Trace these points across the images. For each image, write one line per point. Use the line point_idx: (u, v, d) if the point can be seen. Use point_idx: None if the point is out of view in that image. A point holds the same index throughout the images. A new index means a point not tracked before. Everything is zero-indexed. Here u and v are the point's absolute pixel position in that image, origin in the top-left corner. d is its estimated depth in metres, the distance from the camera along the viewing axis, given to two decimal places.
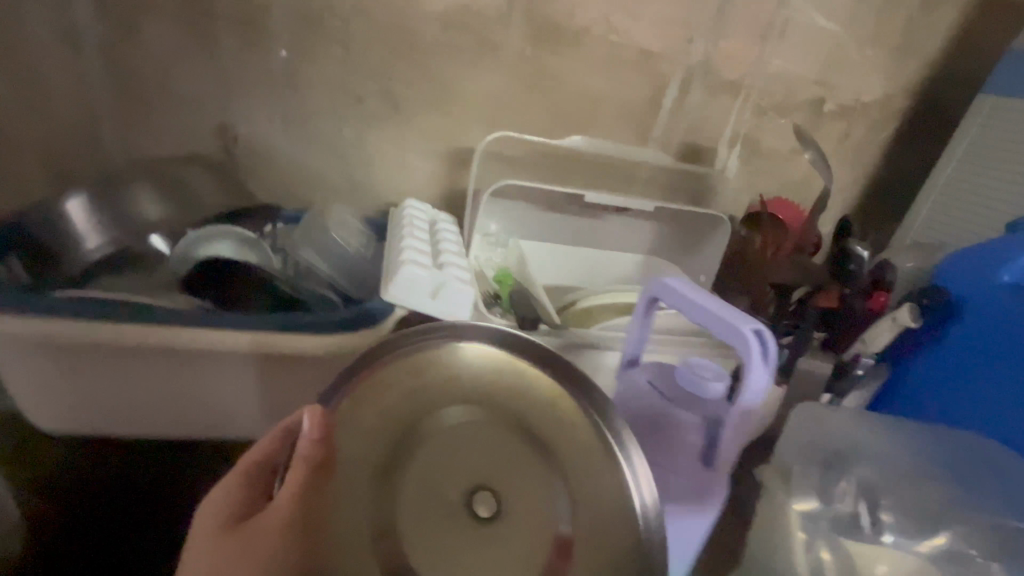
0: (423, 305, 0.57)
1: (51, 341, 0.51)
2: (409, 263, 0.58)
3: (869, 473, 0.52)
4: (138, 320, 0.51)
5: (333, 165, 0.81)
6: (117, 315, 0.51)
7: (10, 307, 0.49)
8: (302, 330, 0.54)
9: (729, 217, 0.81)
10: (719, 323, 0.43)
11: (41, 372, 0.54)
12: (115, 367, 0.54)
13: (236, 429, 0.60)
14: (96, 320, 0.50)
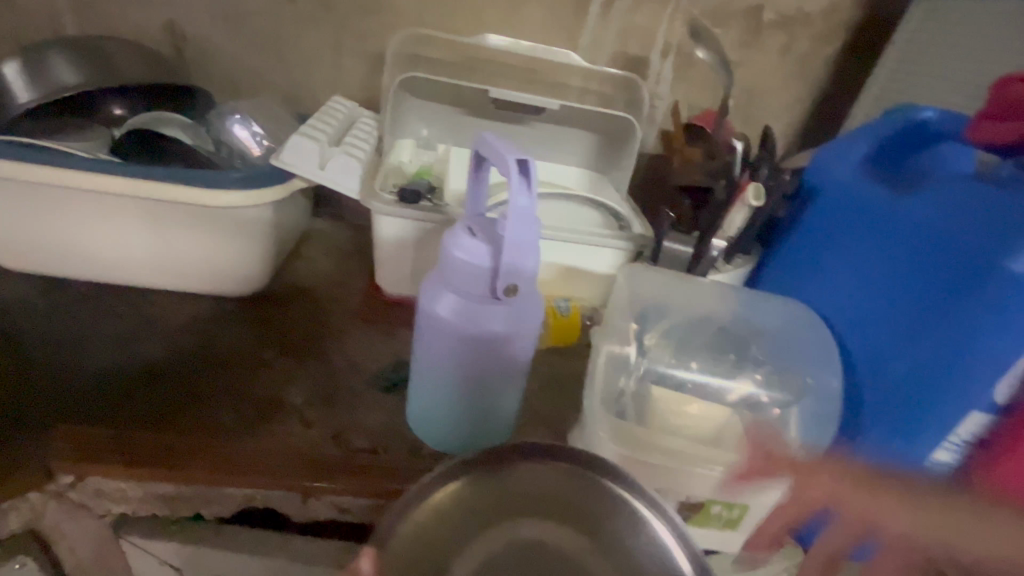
0: (311, 173, 0.65)
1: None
2: (303, 135, 0.67)
3: (682, 331, 0.57)
4: (47, 161, 0.59)
5: (273, 66, 0.87)
6: (29, 155, 0.59)
7: None
8: (189, 182, 0.62)
9: (634, 120, 0.83)
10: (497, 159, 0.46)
11: None
12: (36, 206, 0.63)
13: (153, 275, 0.69)
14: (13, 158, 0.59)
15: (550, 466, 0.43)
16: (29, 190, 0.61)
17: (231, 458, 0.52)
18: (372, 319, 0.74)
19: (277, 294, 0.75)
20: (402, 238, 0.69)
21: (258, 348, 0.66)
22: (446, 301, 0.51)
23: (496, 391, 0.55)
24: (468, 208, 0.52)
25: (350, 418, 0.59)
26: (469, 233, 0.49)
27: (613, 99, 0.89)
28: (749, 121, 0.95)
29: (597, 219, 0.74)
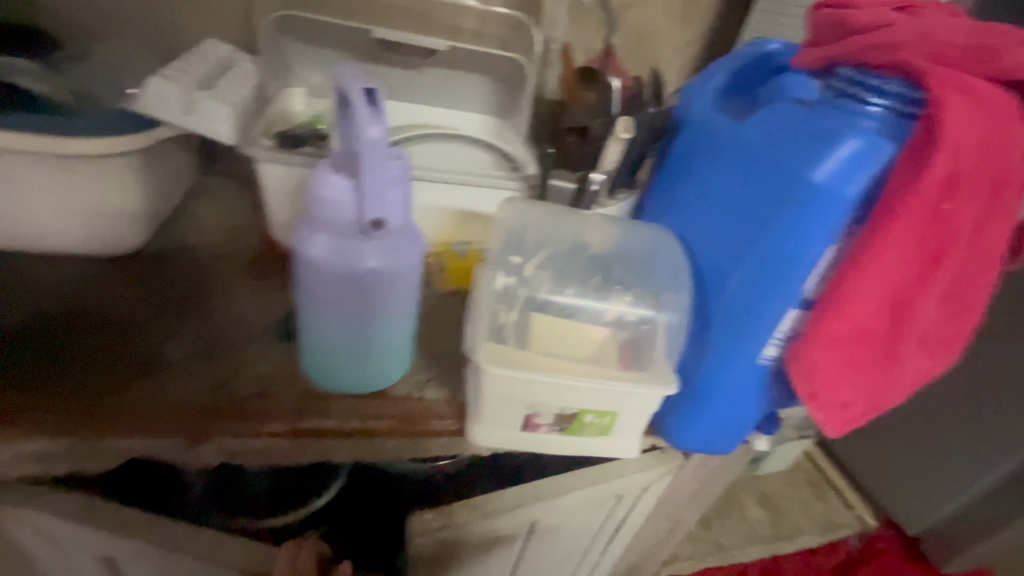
0: (175, 117, 0.62)
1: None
2: (162, 78, 0.62)
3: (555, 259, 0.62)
4: None
5: (129, 8, 0.79)
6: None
7: None
8: (55, 133, 0.58)
9: (526, 61, 0.84)
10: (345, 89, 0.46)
11: None
12: None
13: (23, 237, 0.65)
14: None
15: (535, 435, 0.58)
16: None
17: (106, 409, 0.52)
18: (266, 274, 0.72)
19: (159, 253, 0.72)
20: (287, 186, 0.67)
21: (139, 304, 0.64)
22: (316, 239, 0.51)
23: (383, 327, 0.57)
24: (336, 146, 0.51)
25: (240, 366, 0.59)
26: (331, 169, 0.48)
27: (507, 44, 0.88)
28: (643, 65, 0.98)
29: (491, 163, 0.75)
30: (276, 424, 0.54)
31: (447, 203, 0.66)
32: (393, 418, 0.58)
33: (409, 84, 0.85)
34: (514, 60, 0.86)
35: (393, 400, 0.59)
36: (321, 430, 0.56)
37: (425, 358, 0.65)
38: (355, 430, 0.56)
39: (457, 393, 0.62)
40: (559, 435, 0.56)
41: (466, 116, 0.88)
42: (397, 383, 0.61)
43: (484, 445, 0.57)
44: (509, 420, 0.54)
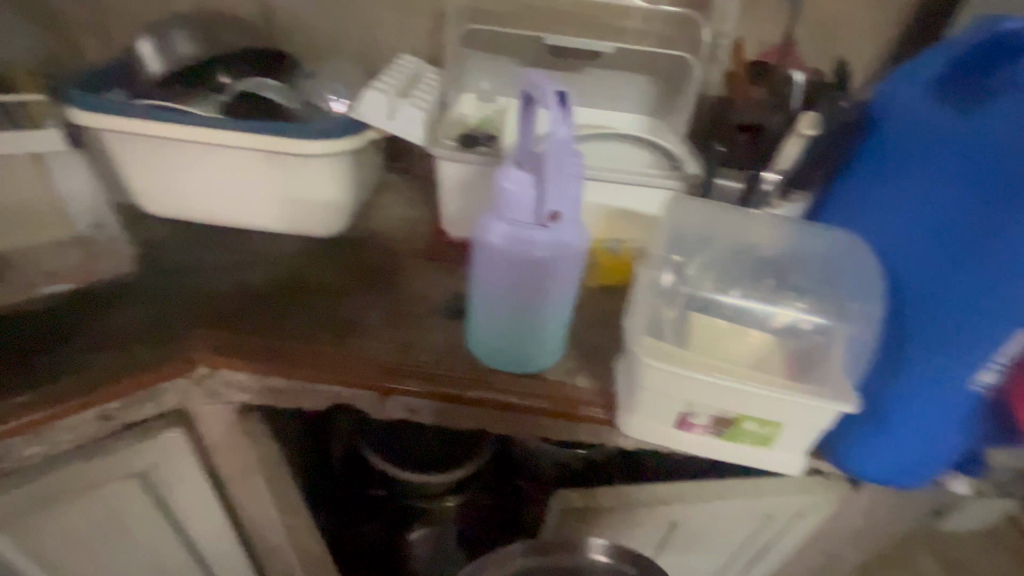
0: (381, 123, 0.71)
1: (116, 130, 0.70)
2: (373, 89, 0.73)
3: (717, 258, 0.61)
4: (175, 118, 0.68)
5: (344, 32, 0.93)
6: (148, 113, 0.68)
7: (91, 105, 0.69)
8: (296, 134, 0.69)
9: (693, 57, 0.83)
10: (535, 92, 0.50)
11: (126, 163, 0.75)
12: (169, 158, 0.73)
13: (256, 216, 0.78)
14: (150, 117, 0.68)
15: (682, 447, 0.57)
16: (163, 143, 0.71)
17: (324, 360, 0.61)
18: (437, 261, 0.81)
19: (354, 236, 0.84)
20: (462, 182, 0.75)
21: (340, 278, 0.75)
22: (497, 229, 0.56)
23: (545, 313, 0.61)
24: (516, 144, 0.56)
25: (419, 336, 0.67)
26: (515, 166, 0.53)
27: (673, 42, 0.87)
28: (824, 56, 0.89)
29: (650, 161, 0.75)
30: (450, 388, 0.62)
31: (610, 199, 0.68)
32: (548, 399, 0.62)
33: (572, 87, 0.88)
34: (682, 57, 0.84)
35: (549, 383, 0.63)
36: (485, 400, 0.62)
37: (578, 348, 0.67)
38: (514, 405, 0.62)
39: (608, 385, 0.63)
40: (714, 439, 0.55)
41: (624, 116, 0.89)
42: (551, 368, 0.65)
43: (635, 436, 0.58)
44: (664, 416, 0.55)
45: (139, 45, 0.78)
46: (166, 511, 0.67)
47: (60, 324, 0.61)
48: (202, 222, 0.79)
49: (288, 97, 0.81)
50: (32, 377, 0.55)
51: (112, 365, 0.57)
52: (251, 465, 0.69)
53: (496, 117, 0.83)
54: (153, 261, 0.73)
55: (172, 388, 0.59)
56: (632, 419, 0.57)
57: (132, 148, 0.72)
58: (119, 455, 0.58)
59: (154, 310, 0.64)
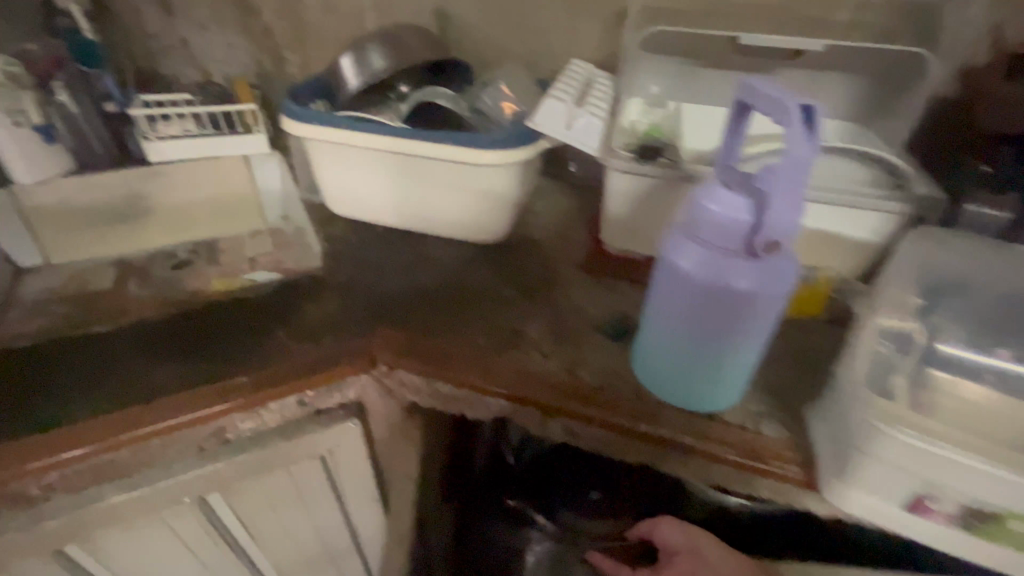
0: (559, 133, 0.70)
1: (317, 139, 0.77)
2: (553, 98, 0.71)
3: (972, 308, 0.53)
4: (370, 128, 0.73)
5: (513, 38, 0.94)
6: (347, 123, 0.74)
7: (303, 116, 0.75)
8: (477, 144, 0.70)
9: (931, 52, 0.68)
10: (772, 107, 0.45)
11: (321, 167, 0.81)
12: (359, 165, 0.78)
13: (427, 220, 0.81)
14: (349, 127, 0.74)
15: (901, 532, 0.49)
16: (356, 151, 0.76)
17: (492, 373, 0.61)
18: (596, 273, 0.78)
19: (512, 242, 0.84)
20: (630, 195, 0.71)
21: (500, 287, 0.75)
22: (691, 254, 0.51)
23: (730, 352, 0.55)
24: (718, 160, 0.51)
25: (583, 355, 0.64)
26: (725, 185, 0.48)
27: (894, 34, 0.73)
28: None
29: (864, 179, 0.64)
30: (617, 418, 0.58)
31: (815, 223, 0.62)
32: (730, 447, 0.55)
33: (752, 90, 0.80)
34: (916, 51, 0.69)
35: (730, 427, 0.57)
36: (658, 437, 0.57)
37: (760, 389, 0.60)
38: (691, 448, 0.56)
39: (799, 438, 0.55)
40: (956, 530, 0.46)
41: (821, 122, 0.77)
42: (730, 408, 0.58)
43: (843, 507, 0.50)
44: (892, 492, 0.47)
45: (342, 58, 0.81)
46: (335, 489, 0.73)
47: (265, 313, 0.68)
48: (378, 225, 0.85)
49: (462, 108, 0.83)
50: (248, 359, 0.61)
51: (310, 357, 0.62)
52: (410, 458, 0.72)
53: (667, 125, 0.77)
54: (337, 257, 0.79)
55: (355, 382, 0.63)
56: (847, 489, 0.49)
57: (327, 155, 0.79)
58: (309, 438, 0.63)
59: (340, 307, 0.69)
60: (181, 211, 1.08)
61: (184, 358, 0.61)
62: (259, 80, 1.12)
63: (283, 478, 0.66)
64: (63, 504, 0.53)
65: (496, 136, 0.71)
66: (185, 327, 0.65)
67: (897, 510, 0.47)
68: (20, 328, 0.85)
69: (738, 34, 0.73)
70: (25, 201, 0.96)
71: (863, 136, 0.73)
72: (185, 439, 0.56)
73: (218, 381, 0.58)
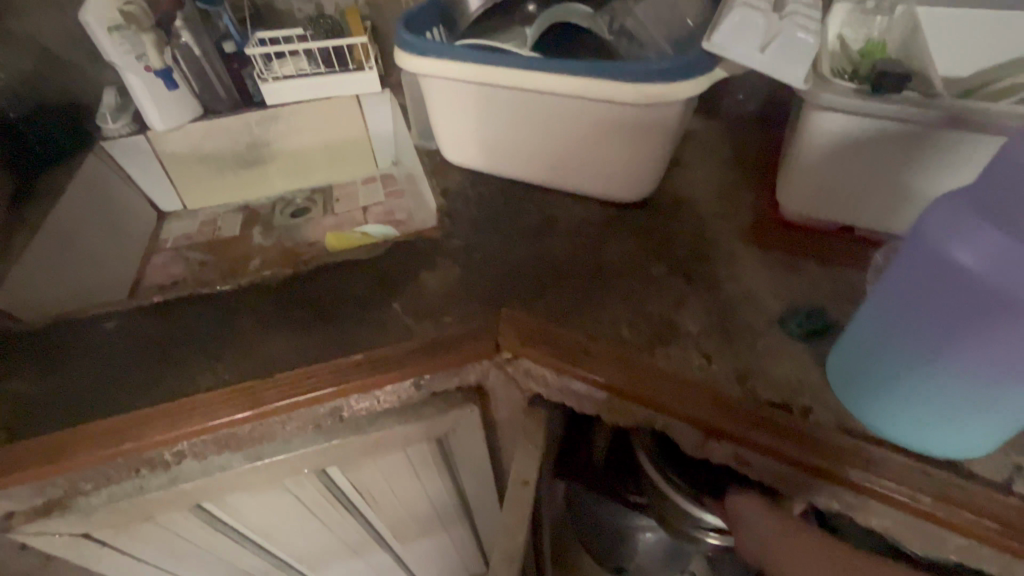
0: (748, 58, 0.51)
1: (434, 76, 0.65)
2: (747, 5, 0.51)
3: None
4: (496, 63, 0.60)
5: None
6: (471, 55, 0.61)
7: (418, 48, 0.64)
8: (632, 82, 0.55)
9: None
10: None
11: (436, 110, 0.71)
12: (480, 109, 0.66)
13: (553, 174, 0.69)
14: (473, 61, 0.61)
15: None
16: (478, 92, 0.64)
17: (640, 374, 0.50)
18: (770, 245, 0.61)
19: (658, 203, 0.68)
20: (841, 143, 0.52)
21: (645, 261, 0.61)
22: (987, 245, 0.34)
23: (1015, 395, 0.37)
24: None
25: (757, 360, 0.50)
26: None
27: None
28: None
29: None
30: (810, 454, 0.44)
31: None
32: (983, 517, 0.40)
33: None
34: None
35: (978, 487, 0.41)
36: (870, 489, 0.43)
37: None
38: (918, 509, 0.42)
39: None
40: None
41: None
42: (981, 456, 0.42)
43: None
44: None
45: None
46: (447, 465, 0.69)
47: (380, 280, 0.62)
48: (499, 177, 0.74)
49: (602, 29, 0.67)
50: (364, 333, 0.56)
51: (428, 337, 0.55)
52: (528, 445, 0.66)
53: (898, 46, 0.57)
54: (452, 215, 0.70)
55: (476, 367, 0.55)
56: None
57: (444, 95, 0.67)
58: (425, 422, 0.58)
59: (460, 278, 0.61)
60: (297, 157, 1.06)
61: (301, 328, 0.57)
62: (370, 9, 1.02)
63: (398, 456, 0.63)
64: (196, 467, 0.54)
65: (658, 66, 0.54)
66: (302, 293, 0.61)
67: None
68: (163, 274, 0.90)
69: None
70: (160, 146, 0.98)
71: None
72: (303, 418, 0.53)
73: (335, 358, 0.54)
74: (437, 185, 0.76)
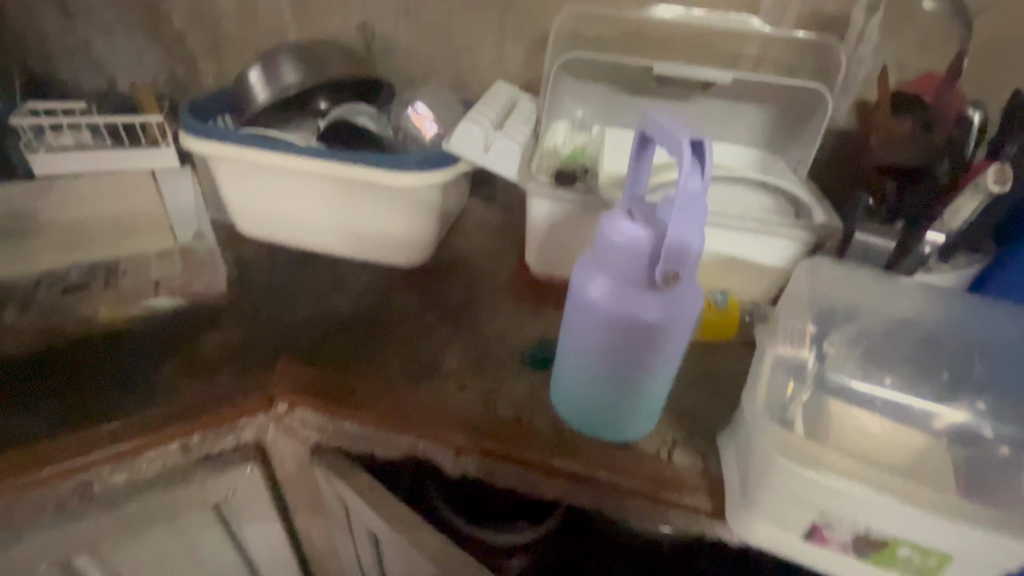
0: (475, 156, 0.68)
1: (220, 157, 0.71)
2: (470, 121, 0.69)
3: (850, 333, 0.57)
4: (275, 149, 0.69)
5: (440, 58, 0.93)
6: (253, 142, 0.69)
7: (203, 133, 0.70)
8: (389, 168, 0.67)
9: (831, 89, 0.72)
10: (667, 138, 0.44)
11: (227, 189, 0.76)
12: (269, 188, 0.74)
13: (343, 246, 0.78)
14: (255, 146, 0.69)
15: (792, 554, 0.49)
16: (264, 173, 0.72)
17: (402, 409, 0.58)
18: (521, 297, 0.77)
19: (437, 266, 0.81)
20: (551, 217, 0.71)
21: (419, 314, 0.71)
22: (600, 284, 0.50)
23: (645, 384, 0.54)
24: (626, 192, 0.52)
25: (500, 385, 0.62)
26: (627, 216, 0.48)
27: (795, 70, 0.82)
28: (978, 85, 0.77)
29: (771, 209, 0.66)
30: (530, 453, 0.56)
31: (724, 247, 0.65)
32: (645, 480, 0.55)
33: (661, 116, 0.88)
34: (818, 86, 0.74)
35: (642, 458, 0.56)
36: (574, 475, 0.55)
37: (674, 415, 0.60)
38: (604, 482, 0.55)
39: (710, 464, 0.56)
40: (854, 561, 0.47)
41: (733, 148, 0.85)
42: (645, 436, 0.58)
43: (748, 538, 0.51)
44: (792, 522, 0.47)
45: (251, 71, 0.76)
46: (234, 537, 0.66)
47: (152, 346, 0.62)
48: (294, 247, 0.80)
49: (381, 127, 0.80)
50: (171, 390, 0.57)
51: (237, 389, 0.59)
52: (319, 500, 0.67)
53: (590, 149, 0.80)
54: (242, 282, 0.74)
55: (249, 424, 0.57)
56: (744, 521, 0.50)
57: (233, 174, 0.74)
58: (196, 487, 0.57)
59: (248, 337, 0.65)
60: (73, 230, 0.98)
61: (54, 403, 0.56)
62: (170, 89, 1.05)
63: (169, 531, 0.60)
64: None
65: (410, 158, 0.68)
66: (58, 367, 0.59)
67: (789, 541, 0.49)
68: None
69: (654, 64, 0.76)
70: None
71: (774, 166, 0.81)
72: (40, 498, 0.50)
73: (82, 429, 0.53)
74: (230, 255, 0.79)
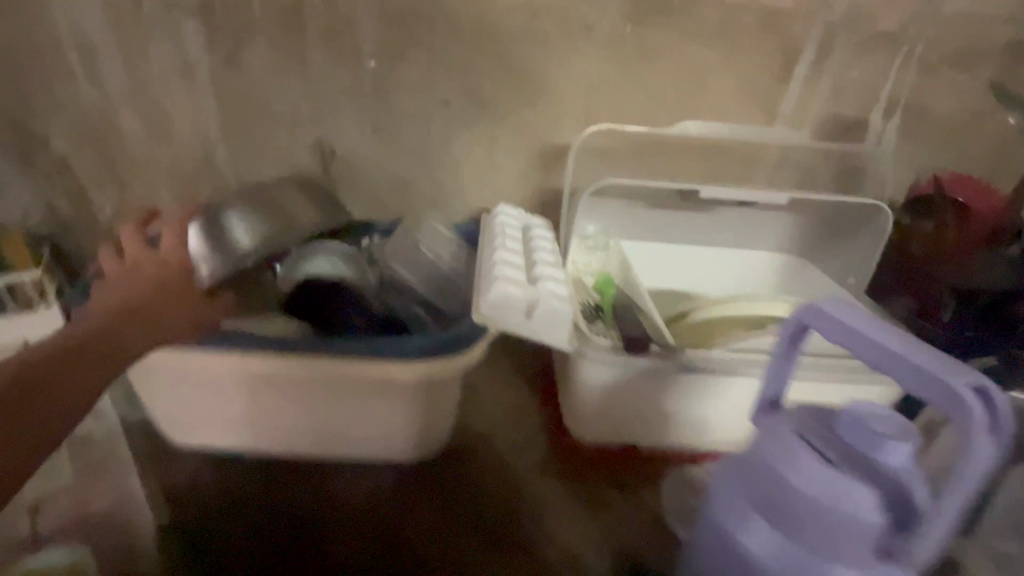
0: (517, 326, 0.52)
1: (173, 366, 0.54)
2: (502, 279, 0.53)
3: None
4: (249, 348, 0.52)
5: (418, 176, 0.77)
6: (222, 347, 0.52)
7: None
8: (399, 356, 0.52)
9: (891, 208, 0.66)
10: (913, 369, 0.35)
11: (174, 398, 0.57)
12: (234, 393, 0.56)
13: (336, 448, 0.60)
14: (218, 348, 0.52)
15: None
16: (231, 378, 0.55)
17: None
18: (569, 479, 0.62)
19: (458, 455, 0.64)
20: (609, 386, 0.56)
21: (454, 540, 0.55)
22: (767, 539, 0.37)
23: None
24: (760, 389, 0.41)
25: None
26: (827, 461, 0.35)
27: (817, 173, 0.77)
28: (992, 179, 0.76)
29: None
30: None
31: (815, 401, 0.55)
32: None
33: (678, 229, 0.78)
34: (876, 203, 0.67)
35: None
36: None
37: None
38: None
39: None
40: None
41: (757, 261, 0.79)
42: None
43: None
44: None
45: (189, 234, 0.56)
46: None
47: None
48: (266, 456, 0.61)
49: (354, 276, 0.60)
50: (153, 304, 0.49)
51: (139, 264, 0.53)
52: None
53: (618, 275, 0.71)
54: (201, 536, 0.54)
55: None
56: None
57: (190, 384, 0.56)
58: None
59: None
60: None
61: None
62: (48, 229, 0.79)
63: None
64: None
65: (425, 341, 0.53)
66: None
67: None
68: None
69: (699, 188, 0.67)
70: None
71: (812, 280, 0.75)
72: None
73: None
74: (177, 488, 0.58)
